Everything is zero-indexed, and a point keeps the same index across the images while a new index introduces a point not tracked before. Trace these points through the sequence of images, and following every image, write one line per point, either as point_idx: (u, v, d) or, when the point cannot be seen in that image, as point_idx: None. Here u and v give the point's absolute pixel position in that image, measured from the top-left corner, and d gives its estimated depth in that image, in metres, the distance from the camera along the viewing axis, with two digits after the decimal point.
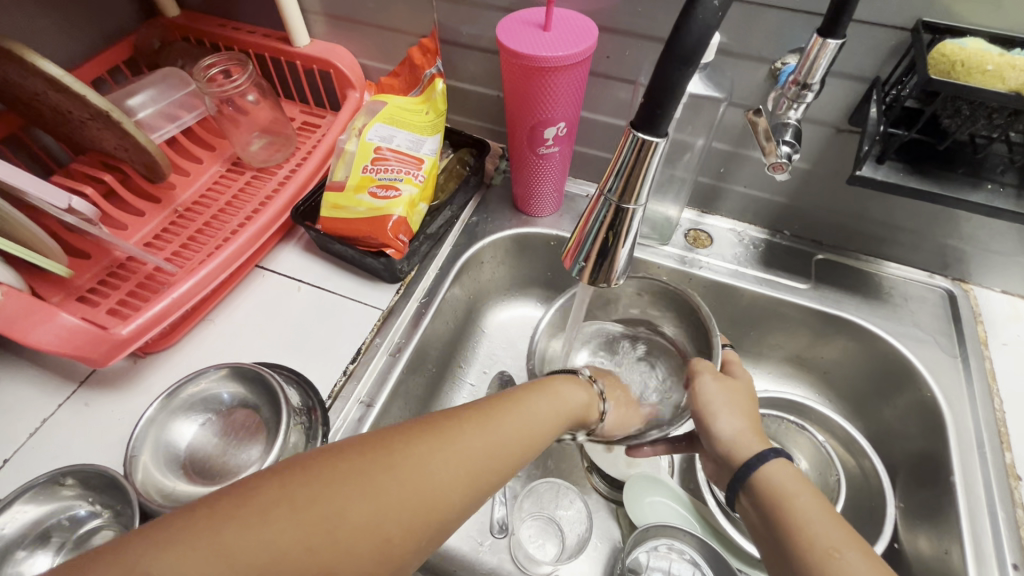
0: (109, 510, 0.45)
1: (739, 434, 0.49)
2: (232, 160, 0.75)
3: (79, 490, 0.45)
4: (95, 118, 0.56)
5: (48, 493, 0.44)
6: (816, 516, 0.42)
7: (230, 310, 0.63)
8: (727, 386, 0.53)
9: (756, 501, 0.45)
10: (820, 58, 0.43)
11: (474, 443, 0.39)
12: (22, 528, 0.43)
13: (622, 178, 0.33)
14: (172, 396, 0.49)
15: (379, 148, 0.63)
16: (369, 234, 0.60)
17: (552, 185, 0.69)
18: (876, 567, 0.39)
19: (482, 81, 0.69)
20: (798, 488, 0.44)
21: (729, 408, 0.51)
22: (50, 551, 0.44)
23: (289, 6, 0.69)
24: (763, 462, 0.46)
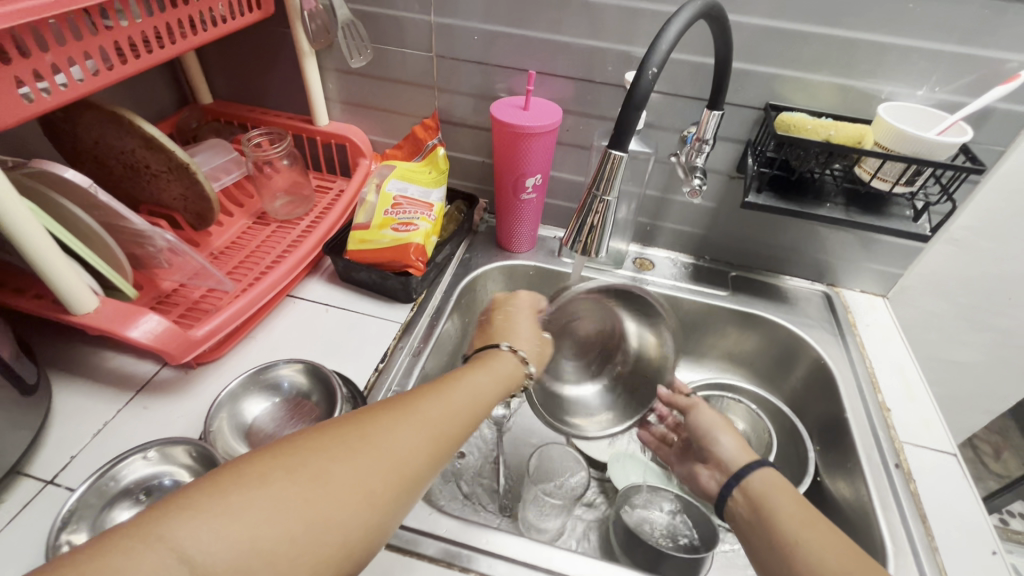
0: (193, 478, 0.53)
1: (737, 453, 0.63)
2: (258, 215, 0.89)
3: (170, 460, 0.53)
4: (170, 171, 0.70)
5: (158, 458, 0.53)
6: (798, 501, 0.53)
7: (267, 328, 0.74)
8: (701, 413, 0.70)
9: (751, 498, 0.56)
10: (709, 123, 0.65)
11: (436, 412, 0.46)
12: (129, 484, 0.52)
13: (602, 177, 0.52)
14: (254, 375, 0.60)
15: (396, 197, 0.80)
16: (393, 259, 0.75)
17: (530, 226, 0.88)
18: (832, 533, 0.49)
19: (471, 150, 0.90)
20: (784, 488, 0.55)
21: (728, 436, 0.66)
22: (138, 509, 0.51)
23: (317, 95, 0.88)
24: (759, 470, 0.58)
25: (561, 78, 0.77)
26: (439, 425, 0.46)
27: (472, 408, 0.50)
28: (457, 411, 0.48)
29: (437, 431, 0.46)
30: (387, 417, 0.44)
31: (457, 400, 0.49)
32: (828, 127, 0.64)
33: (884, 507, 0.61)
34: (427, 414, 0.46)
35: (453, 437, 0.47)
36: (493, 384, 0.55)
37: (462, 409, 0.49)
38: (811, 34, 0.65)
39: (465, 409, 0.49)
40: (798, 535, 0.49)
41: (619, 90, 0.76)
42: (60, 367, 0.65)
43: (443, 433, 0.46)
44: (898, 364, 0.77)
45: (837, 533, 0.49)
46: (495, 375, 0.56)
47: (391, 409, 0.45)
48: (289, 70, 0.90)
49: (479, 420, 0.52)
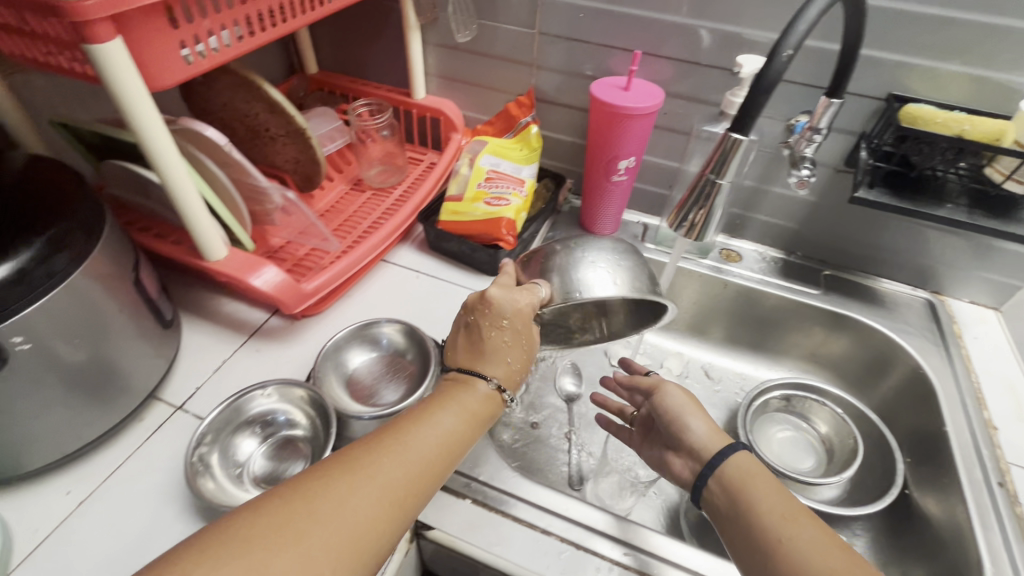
0: (304, 416, 0.59)
1: (708, 435, 0.55)
2: (355, 182, 0.94)
3: (282, 400, 0.59)
4: (287, 135, 0.75)
5: (278, 395, 0.59)
6: (772, 489, 0.48)
7: (363, 289, 0.78)
8: (663, 392, 0.60)
9: (722, 486, 0.51)
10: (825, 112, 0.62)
11: (396, 465, 0.44)
12: (252, 413, 0.58)
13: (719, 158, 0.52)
14: (357, 330, 0.65)
15: (489, 172, 0.82)
16: (484, 232, 0.77)
17: (616, 209, 0.88)
18: (826, 535, 0.44)
19: (562, 130, 0.90)
20: (760, 476, 0.50)
21: (698, 417, 0.57)
22: (255, 437, 0.58)
23: (418, 69, 0.91)
24: (729, 456, 0.52)
25: (665, 60, 0.76)
26: (397, 483, 0.43)
27: (438, 456, 0.47)
28: (419, 465, 0.45)
29: (394, 490, 0.43)
30: (335, 484, 0.41)
31: (420, 452, 0.46)
32: (961, 121, 0.60)
33: (982, 528, 0.58)
34: (381, 474, 0.43)
35: (417, 492, 0.44)
36: (465, 422, 0.50)
37: (427, 460, 0.46)
38: (953, 19, 0.60)
39: (430, 459, 0.46)
40: (784, 537, 0.44)
41: (726, 74, 0.74)
42: (186, 307, 0.73)
43: (402, 492, 0.43)
44: (1009, 382, 0.72)
45: (821, 531, 0.44)
46: (466, 412, 0.51)
47: (338, 471, 0.42)
48: (393, 43, 0.93)
49: (455, 458, 0.49)
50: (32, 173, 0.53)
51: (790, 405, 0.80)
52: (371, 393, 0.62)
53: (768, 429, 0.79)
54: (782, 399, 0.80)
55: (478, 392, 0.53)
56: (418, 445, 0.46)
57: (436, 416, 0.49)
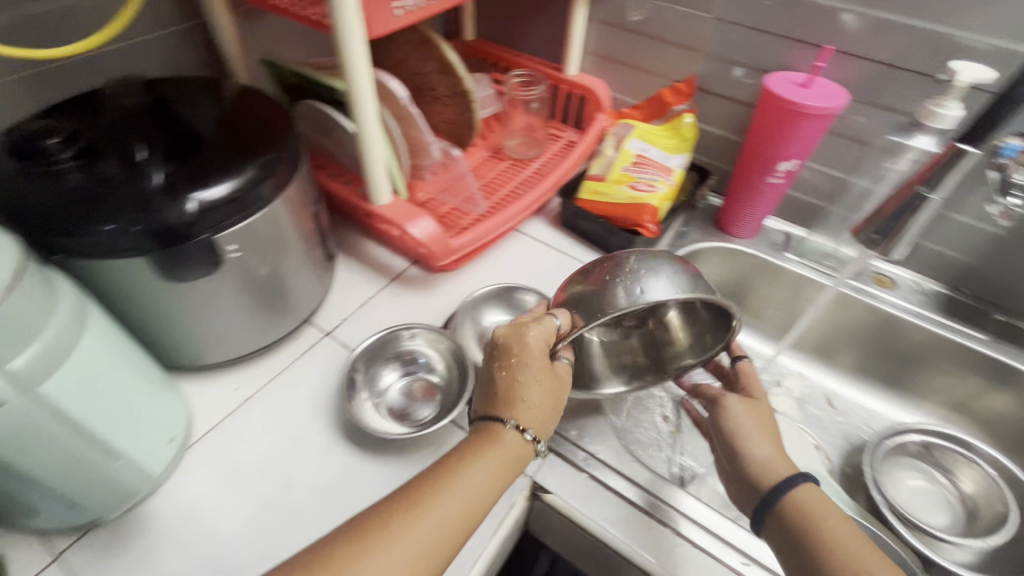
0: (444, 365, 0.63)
1: (774, 460, 0.52)
2: (494, 150, 0.95)
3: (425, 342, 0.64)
4: (451, 95, 0.78)
5: (424, 337, 0.63)
6: (846, 530, 0.46)
7: (496, 254, 0.80)
8: (731, 411, 0.56)
9: (780, 518, 0.48)
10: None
11: (415, 533, 0.43)
12: (400, 349, 0.63)
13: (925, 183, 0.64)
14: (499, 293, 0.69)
15: (638, 155, 0.81)
16: (626, 215, 0.76)
17: (762, 212, 0.83)
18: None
19: (716, 123, 0.87)
20: (828, 511, 0.47)
21: (759, 439, 0.53)
22: (398, 371, 0.63)
23: (577, 44, 0.90)
24: (795, 488, 0.49)
25: (856, 59, 0.70)
26: (411, 550, 0.42)
27: (456, 523, 0.44)
28: (435, 534, 0.43)
29: (414, 557, 0.42)
30: (353, 555, 0.41)
31: (436, 517, 0.44)
32: None
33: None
34: (391, 545, 0.42)
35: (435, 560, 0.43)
36: (491, 483, 0.47)
37: (444, 525, 0.44)
38: None
39: (448, 522, 0.44)
40: None
41: (927, 81, 0.67)
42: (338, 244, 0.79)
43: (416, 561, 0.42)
44: None
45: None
46: (482, 479, 0.47)
47: (358, 532, 0.42)
48: (556, 17, 0.93)
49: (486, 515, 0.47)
50: (246, 101, 0.59)
51: (927, 454, 0.73)
52: None
53: (898, 474, 0.72)
54: (919, 445, 0.73)
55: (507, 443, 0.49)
56: (437, 508, 0.44)
57: (450, 481, 0.46)
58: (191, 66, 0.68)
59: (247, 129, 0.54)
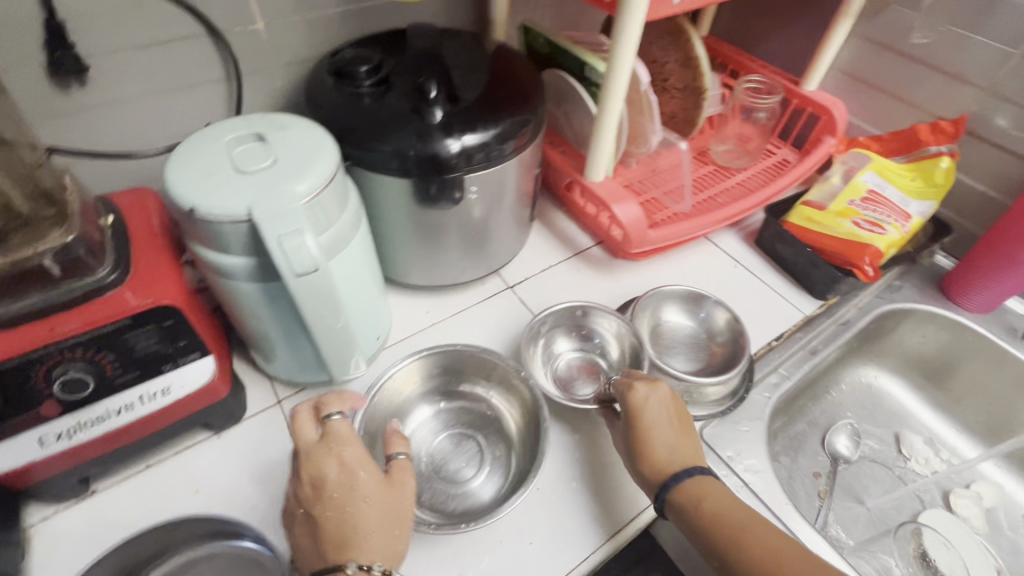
0: (617, 352, 0.66)
1: (670, 453, 0.51)
2: (700, 152, 0.92)
3: (601, 321, 0.67)
4: (682, 90, 0.77)
5: (604, 321, 0.67)
6: (741, 508, 0.47)
7: (678, 255, 0.79)
8: (646, 406, 0.52)
9: (687, 515, 0.47)
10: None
11: None
12: (583, 323, 0.68)
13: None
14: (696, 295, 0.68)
15: (870, 191, 0.73)
16: (840, 253, 0.70)
17: (1010, 288, 0.71)
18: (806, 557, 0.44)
19: (977, 174, 0.75)
20: (727, 497, 0.48)
21: (666, 438, 0.51)
22: (573, 337, 0.69)
23: (828, 58, 0.83)
24: (687, 480, 0.49)
25: None
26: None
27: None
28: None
29: None
30: None
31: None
32: None
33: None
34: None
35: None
36: None
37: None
38: None
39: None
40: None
41: None
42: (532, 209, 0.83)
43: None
44: None
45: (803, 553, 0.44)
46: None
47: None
48: (810, 26, 0.86)
49: None
50: (505, 59, 0.63)
51: None
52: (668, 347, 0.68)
53: None
54: None
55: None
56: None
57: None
58: (457, 20, 0.75)
59: (507, 87, 0.59)
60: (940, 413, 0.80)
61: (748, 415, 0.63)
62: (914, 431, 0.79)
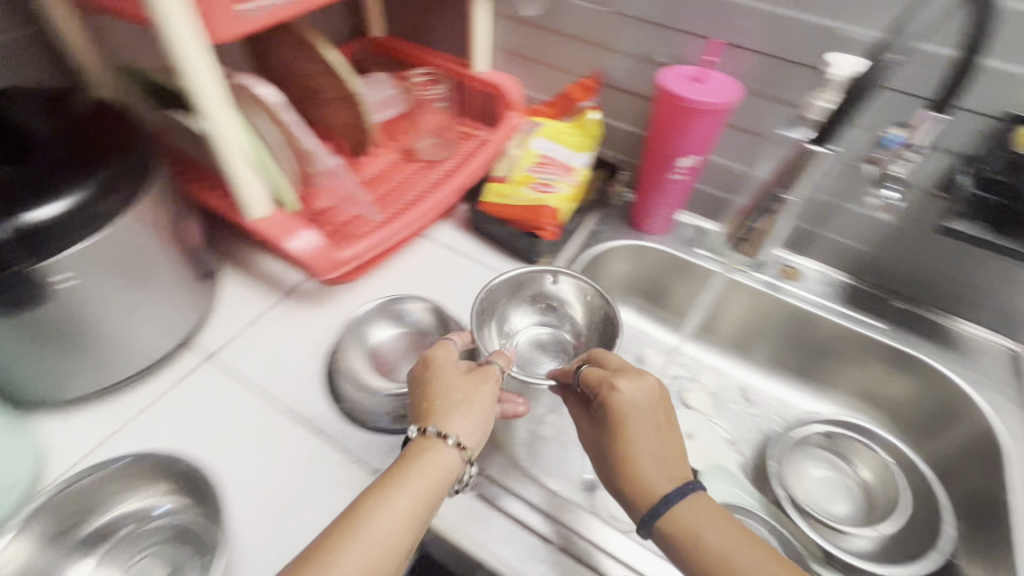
0: (435, 332, 0.66)
1: (657, 485, 0.49)
2: (404, 151, 0.91)
3: (421, 311, 0.66)
4: (341, 99, 0.75)
5: (417, 305, 0.66)
6: (722, 535, 0.46)
7: (398, 262, 0.78)
8: (633, 409, 0.51)
9: (664, 535, 0.48)
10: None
11: (388, 514, 0.43)
12: (534, 288, 0.73)
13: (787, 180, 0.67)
14: (387, 301, 0.67)
15: (541, 155, 0.79)
16: (526, 219, 0.75)
17: (670, 208, 0.83)
18: (762, 553, 0.46)
19: (624, 118, 0.85)
20: (696, 512, 0.48)
21: (672, 458, 0.50)
22: (388, 325, 0.66)
23: (481, 39, 0.87)
24: (674, 505, 0.48)
25: (747, 52, 0.69)
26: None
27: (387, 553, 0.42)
28: (382, 536, 0.42)
29: (385, 544, 0.43)
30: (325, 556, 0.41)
31: (396, 505, 0.44)
32: None
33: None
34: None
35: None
36: (424, 491, 0.46)
37: (381, 541, 0.42)
38: None
39: (378, 549, 0.42)
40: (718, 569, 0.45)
41: (812, 75, 0.67)
42: (229, 260, 0.75)
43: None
44: None
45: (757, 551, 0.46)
46: (422, 482, 0.46)
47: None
48: (460, 12, 0.89)
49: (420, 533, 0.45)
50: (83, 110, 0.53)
51: (831, 443, 0.74)
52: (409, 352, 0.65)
53: (803, 464, 0.73)
54: (823, 434, 0.74)
55: (439, 460, 0.47)
56: (380, 514, 0.43)
57: (373, 498, 0.44)
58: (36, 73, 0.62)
59: (80, 138, 0.49)
60: (666, 325, 0.91)
61: None
62: (651, 349, 0.89)
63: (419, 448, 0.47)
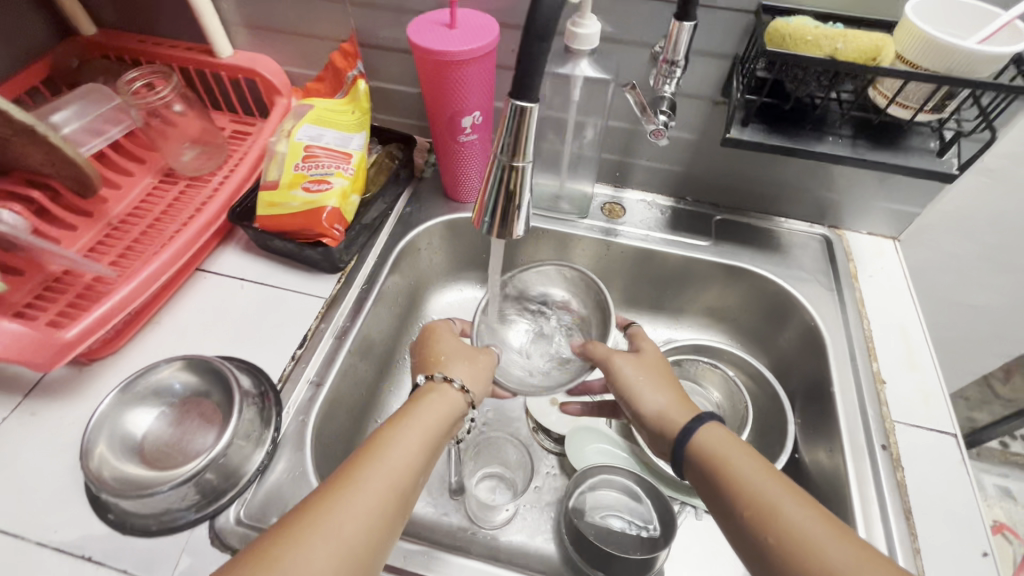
0: (210, 395, 0.55)
1: (670, 406, 0.55)
2: (164, 171, 0.77)
3: (185, 375, 0.55)
4: (18, 135, 0.59)
5: (171, 372, 0.54)
6: (754, 474, 0.46)
7: (173, 312, 0.65)
8: (631, 354, 0.60)
9: (697, 464, 0.50)
10: (527, 132, 0.37)
11: (370, 488, 0.44)
12: (516, 295, 0.67)
13: (506, 145, 0.37)
14: (126, 388, 0.52)
15: (309, 147, 0.67)
16: (306, 227, 0.64)
17: (478, 172, 0.75)
18: (807, 504, 0.44)
19: (404, 81, 0.75)
20: (726, 446, 0.49)
21: (654, 386, 0.56)
22: (147, 411, 0.53)
23: (208, 18, 0.71)
24: (695, 430, 0.51)
25: None
26: (347, 527, 0.42)
27: (391, 487, 0.45)
28: (391, 470, 0.46)
29: (371, 515, 0.43)
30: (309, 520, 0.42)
31: (407, 438, 0.49)
32: (835, 38, 0.48)
33: (859, 482, 0.54)
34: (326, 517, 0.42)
35: (371, 535, 0.43)
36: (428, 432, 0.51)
37: (388, 476, 0.46)
38: None
39: (390, 478, 0.46)
40: (778, 523, 0.43)
41: None
42: None
43: (352, 528, 0.42)
44: (901, 323, 0.66)
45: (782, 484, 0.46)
46: (425, 422, 0.51)
47: (281, 539, 0.40)
48: None
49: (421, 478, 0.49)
50: None
51: (680, 369, 0.73)
52: (189, 426, 0.54)
53: None
54: (671, 364, 0.73)
55: (433, 399, 0.53)
56: (383, 459, 0.47)
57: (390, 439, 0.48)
58: None
59: None
60: None
61: (292, 449, 0.56)
62: None
63: (425, 391, 0.54)
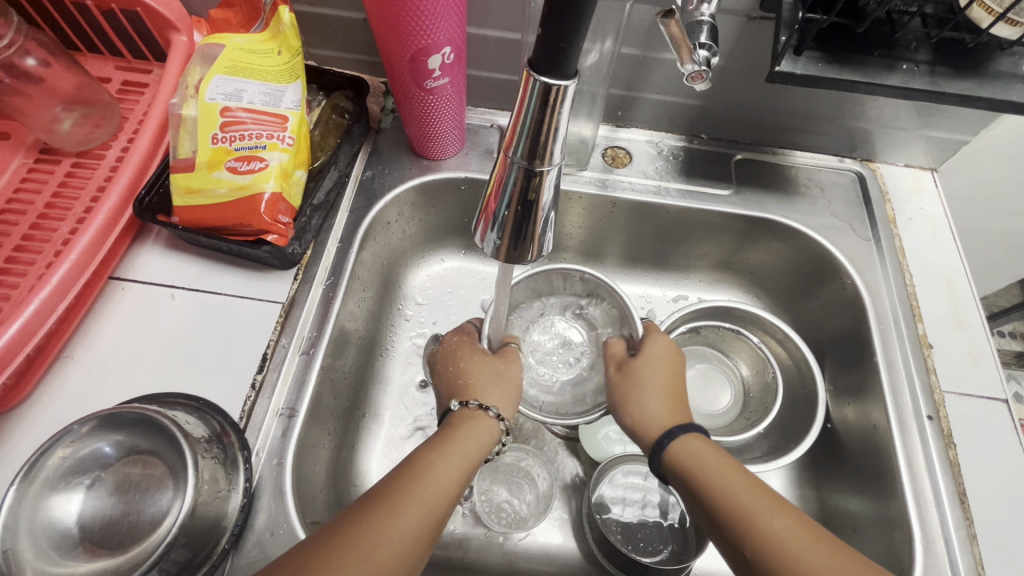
0: (151, 455, 0.44)
1: (656, 414, 0.48)
2: (38, 146, 0.58)
3: (111, 433, 0.43)
4: None
5: (86, 439, 0.42)
6: (739, 485, 0.41)
7: (90, 339, 0.52)
8: (645, 356, 0.52)
9: (678, 476, 0.44)
10: (557, 125, 0.26)
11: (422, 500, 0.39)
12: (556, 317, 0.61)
13: (525, 144, 0.27)
14: (30, 476, 0.40)
15: (228, 109, 0.51)
16: (240, 221, 0.50)
17: (451, 123, 0.60)
18: (788, 513, 0.39)
19: (342, 3, 0.57)
20: (704, 453, 0.44)
21: (644, 391, 0.50)
22: (76, 489, 0.42)
23: None
24: (676, 437, 0.45)
25: None
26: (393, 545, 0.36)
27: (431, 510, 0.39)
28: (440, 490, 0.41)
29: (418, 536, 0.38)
30: (374, 518, 0.37)
31: (449, 459, 0.43)
32: None
33: (909, 466, 0.50)
34: (376, 530, 0.36)
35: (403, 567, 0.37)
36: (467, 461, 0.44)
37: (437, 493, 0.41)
38: None
39: (438, 501, 0.40)
40: (760, 535, 0.38)
41: None
42: None
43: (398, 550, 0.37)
44: (945, 273, 0.60)
45: (765, 493, 0.40)
46: (467, 445, 0.45)
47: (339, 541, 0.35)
48: None
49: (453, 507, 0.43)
50: None
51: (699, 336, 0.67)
52: (133, 494, 0.43)
53: None
54: (688, 331, 0.65)
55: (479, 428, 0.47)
56: (433, 476, 0.41)
57: (435, 456, 0.43)
58: None
59: None
60: None
61: (272, 500, 0.47)
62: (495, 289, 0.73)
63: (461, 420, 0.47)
